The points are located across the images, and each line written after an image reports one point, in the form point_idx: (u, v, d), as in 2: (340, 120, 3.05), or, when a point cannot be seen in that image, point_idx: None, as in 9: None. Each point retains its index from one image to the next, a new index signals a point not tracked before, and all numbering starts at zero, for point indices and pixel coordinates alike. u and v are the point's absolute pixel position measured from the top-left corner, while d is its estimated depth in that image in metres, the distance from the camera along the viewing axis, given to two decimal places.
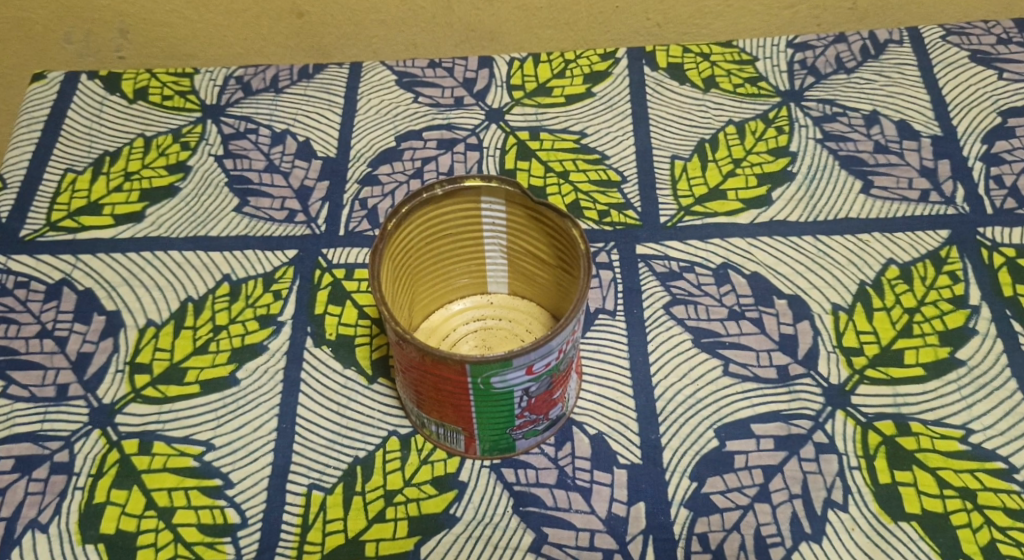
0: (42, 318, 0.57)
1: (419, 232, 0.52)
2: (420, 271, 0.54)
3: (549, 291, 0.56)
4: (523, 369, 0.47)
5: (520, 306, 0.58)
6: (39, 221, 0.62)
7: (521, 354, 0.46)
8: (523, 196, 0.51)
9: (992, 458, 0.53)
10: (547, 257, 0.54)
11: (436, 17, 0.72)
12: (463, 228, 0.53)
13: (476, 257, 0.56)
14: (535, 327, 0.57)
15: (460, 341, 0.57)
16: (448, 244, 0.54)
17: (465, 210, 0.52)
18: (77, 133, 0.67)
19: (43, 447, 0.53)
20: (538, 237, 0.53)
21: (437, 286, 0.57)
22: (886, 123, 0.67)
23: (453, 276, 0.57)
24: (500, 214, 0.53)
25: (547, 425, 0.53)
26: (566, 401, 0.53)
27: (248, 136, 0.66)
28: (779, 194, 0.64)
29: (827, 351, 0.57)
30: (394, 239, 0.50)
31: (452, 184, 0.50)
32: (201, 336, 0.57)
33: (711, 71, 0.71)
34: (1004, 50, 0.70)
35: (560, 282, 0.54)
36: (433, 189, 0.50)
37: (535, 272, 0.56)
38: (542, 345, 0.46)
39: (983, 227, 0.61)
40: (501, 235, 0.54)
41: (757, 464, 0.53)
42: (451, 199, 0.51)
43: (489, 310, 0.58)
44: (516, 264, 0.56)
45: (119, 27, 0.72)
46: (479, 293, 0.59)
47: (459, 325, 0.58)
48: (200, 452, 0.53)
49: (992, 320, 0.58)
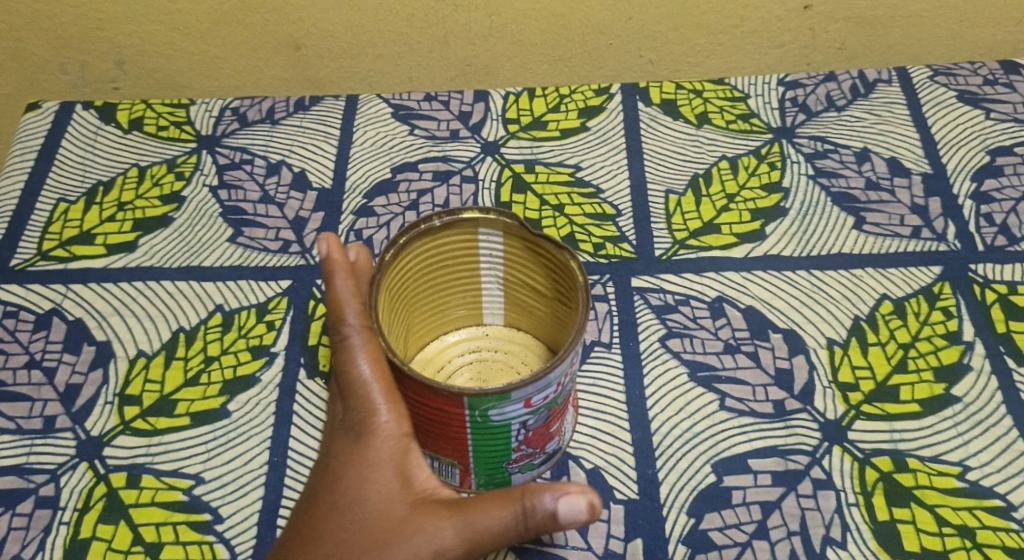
0: (30, 349, 0.56)
1: (416, 264, 0.51)
2: (417, 302, 0.54)
3: (543, 325, 0.56)
4: (521, 403, 0.47)
5: (516, 338, 0.58)
6: (30, 250, 0.61)
7: (519, 387, 0.45)
8: (522, 229, 0.51)
9: (990, 495, 0.53)
10: (545, 290, 0.53)
11: (432, 52, 0.74)
12: (460, 260, 0.53)
13: (472, 289, 0.55)
14: (532, 359, 0.57)
15: (456, 374, 0.56)
16: (445, 276, 0.54)
17: (462, 241, 0.52)
18: (71, 163, 0.66)
19: (28, 481, 0.52)
20: (536, 269, 0.52)
21: (432, 318, 0.56)
22: (878, 160, 0.68)
23: (446, 309, 0.56)
24: (497, 246, 0.52)
25: (543, 459, 0.53)
26: (562, 437, 0.53)
27: (244, 166, 0.66)
28: (773, 229, 0.64)
29: (823, 386, 0.57)
30: (391, 271, 0.49)
31: (451, 216, 0.50)
32: (192, 367, 0.56)
33: (704, 107, 0.71)
34: (990, 91, 0.71)
35: (557, 316, 0.54)
36: (431, 221, 0.50)
37: (533, 305, 0.55)
38: (541, 378, 0.45)
39: (975, 264, 0.62)
40: (499, 267, 0.54)
41: (754, 500, 0.53)
42: (449, 231, 0.51)
43: (485, 341, 0.58)
44: (513, 296, 0.56)
45: (114, 59, 0.74)
46: (474, 325, 0.58)
47: (454, 357, 0.57)
48: (190, 485, 0.52)
49: (986, 356, 0.58)
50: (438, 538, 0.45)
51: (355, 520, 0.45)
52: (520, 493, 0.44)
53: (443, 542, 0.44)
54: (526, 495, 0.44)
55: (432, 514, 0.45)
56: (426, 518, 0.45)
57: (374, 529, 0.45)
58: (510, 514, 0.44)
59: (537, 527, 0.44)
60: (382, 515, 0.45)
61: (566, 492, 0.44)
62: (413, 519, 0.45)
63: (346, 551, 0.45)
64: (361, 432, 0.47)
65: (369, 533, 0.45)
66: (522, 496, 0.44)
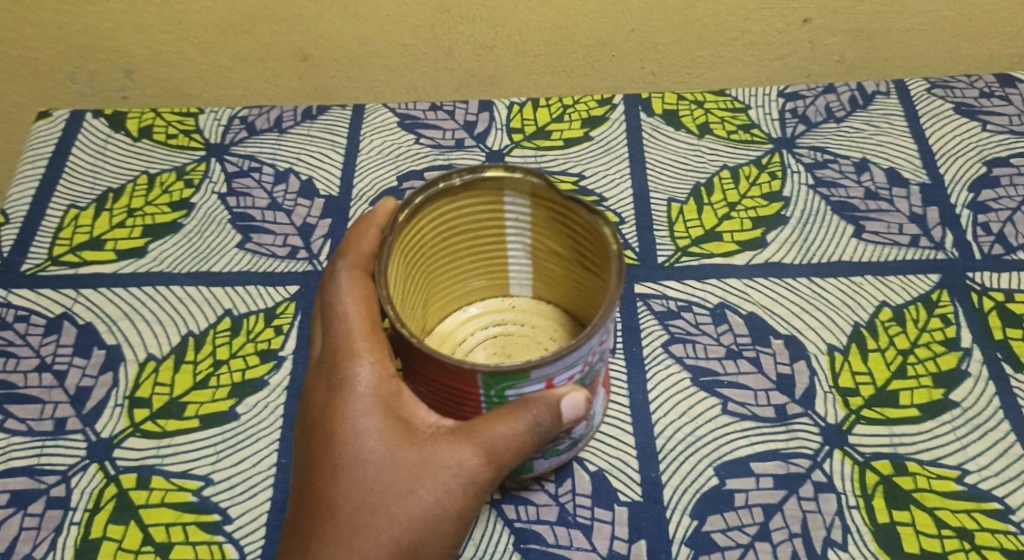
0: (41, 352, 0.57)
1: (438, 228, 0.52)
2: (438, 271, 0.54)
3: (565, 289, 0.56)
4: (542, 384, 0.46)
5: (542, 312, 0.58)
6: (41, 256, 0.62)
7: (538, 366, 0.45)
8: (545, 191, 0.50)
9: (989, 498, 0.54)
10: (569, 256, 0.54)
11: (437, 62, 0.75)
12: (485, 224, 0.53)
13: (497, 257, 0.56)
14: (554, 331, 0.57)
15: (475, 347, 0.57)
16: (465, 241, 0.54)
17: (485, 205, 0.52)
18: (81, 170, 0.67)
19: (39, 481, 0.52)
20: (562, 233, 0.52)
21: (456, 286, 0.57)
22: (876, 170, 0.69)
23: (466, 278, 0.57)
24: (523, 209, 0.52)
25: (569, 445, 0.52)
26: (589, 424, 0.53)
27: (252, 174, 0.67)
28: (774, 237, 0.65)
29: (824, 391, 0.58)
30: (409, 230, 0.49)
31: (472, 174, 0.50)
32: (201, 371, 0.56)
33: (705, 118, 0.72)
34: (986, 103, 0.72)
35: (580, 281, 0.55)
36: (452, 179, 0.50)
37: (558, 272, 0.56)
38: (562, 358, 0.45)
39: (972, 272, 0.63)
40: (524, 235, 0.54)
41: (757, 503, 0.54)
42: (470, 191, 0.50)
43: (511, 314, 0.58)
44: (538, 264, 0.56)
45: (124, 68, 0.76)
46: (501, 296, 0.59)
47: (479, 328, 0.58)
48: (199, 486, 0.52)
49: (984, 362, 0.59)
50: (459, 465, 0.47)
51: (367, 475, 0.47)
52: (524, 402, 0.46)
53: (466, 468, 0.47)
54: (530, 408, 0.46)
55: (446, 444, 0.47)
56: (440, 451, 0.47)
57: (390, 479, 0.47)
58: (523, 427, 0.46)
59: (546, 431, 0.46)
60: (392, 461, 0.47)
61: (566, 395, 0.46)
62: (428, 453, 0.47)
63: (369, 507, 0.46)
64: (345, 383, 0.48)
65: (387, 480, 0.47)
66: (526, 406, 0.46)
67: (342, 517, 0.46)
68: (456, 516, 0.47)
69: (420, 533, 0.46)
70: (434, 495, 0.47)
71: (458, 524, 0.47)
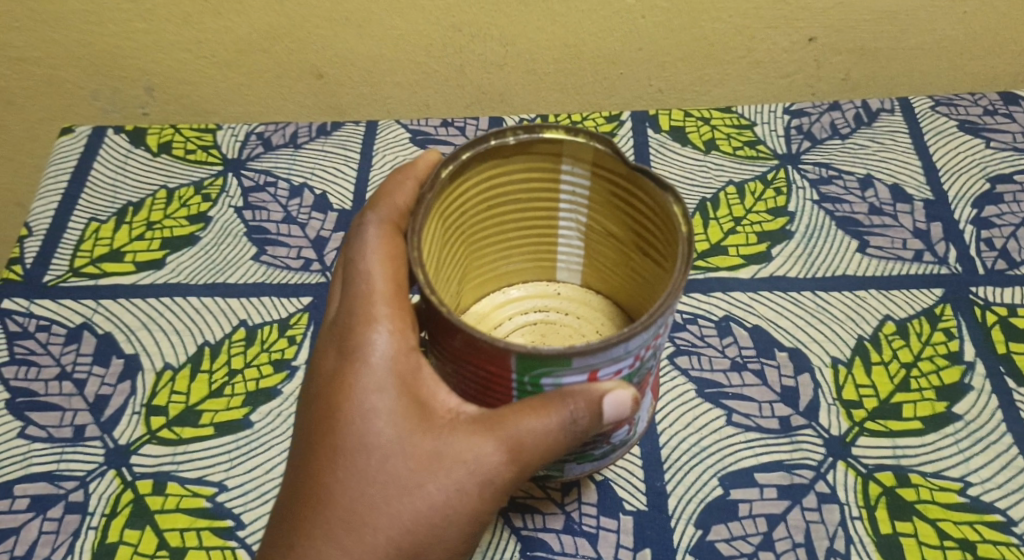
0: (62, 361, 0.59)
1: (486, 202, 0.52)
2: (480, 248, 0.55)
3: (614, 265, 0.56)
4: (584, 374, 0.44)
5: (590, 303, 0.59)
6: (63, 267, 0.64)
7: (582, 355, 0.43)
8: (603, 164, 0.50)
9: (991, 510, 0.54)
10: (622, 233, 0.53)
11: (448, 80, 0.76)
12: (533, 196, 0.53)
13: (543, 238, 0.56)
14: (597, 322, 0.58)
15: (513, 330, 0.58)
16: (514, 212, 0.53)
17: (537, 175, 0.51)
18: (102, 184, 0.69)
19: (58, 487, 0.54)
20: (616, 207, 0.52)
21: (498, 266, 0.58)
22: (880, 186, 0.70)
23: (512, 247, 0.57)
24: (580, 180, 0.51)
25: (609, 449, 0.51)
26: (634, 428, 0.51)
27: (268, 188, 0.68)
28: (778, 251, 0.66)
29: (828, 403, 0.58)
30: (455, 193, 0.48)
31: (528, 134, 0.48)
32: (217, 380, 0.58)
33: (712, 134, 0.74)
34: (990, 120, 0.73)
35: (631, 255, 0.54)
36: (505, 138, 0.48)
37: (607, 249, 0.55)
38: (608, 349, 0.43)
39: (975, 287, 0.64)
40: (578, 209, 0.53)
41: (760, 513, 0.54)
42: (519, 157, 0.50)
43: (554, 301, 0.59)
44: (588, 242, 0.56)
45: (144, 85, 0.78)
46: (548, 280, 0.60)
47: (521, 311, 0.59)
48: (213, 492, 0.54)
49: (987, 375, 0.59)
50: (477, 459, 0.46)
51: (379, 461, 0.46)
52: (560, 395, 0.44)
53: (485, 461, 0.46)
54: (566, 402, 0.44)
55: (466, 436, 0.46)
56: (459, 442, 0.46)
57: (398, 471, 0.46)
58: (555, 423, 0.45)
59: (581, 429, 0.45)
60: (406, 450, 0.47)
61: (610, 390, 0.44)
62: (446, 444, 0.46)
63: (375, 499, 0.46)
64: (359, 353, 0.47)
65: (395, 470, 0.46)
66: (564, 401, 0.44)
67: (342, 507, 0.46)
68: (467, 512, 0.47)
69: (428, 528, 0.46)
70: (446, 488, 0.46)
71: (468, 522, 0.47)
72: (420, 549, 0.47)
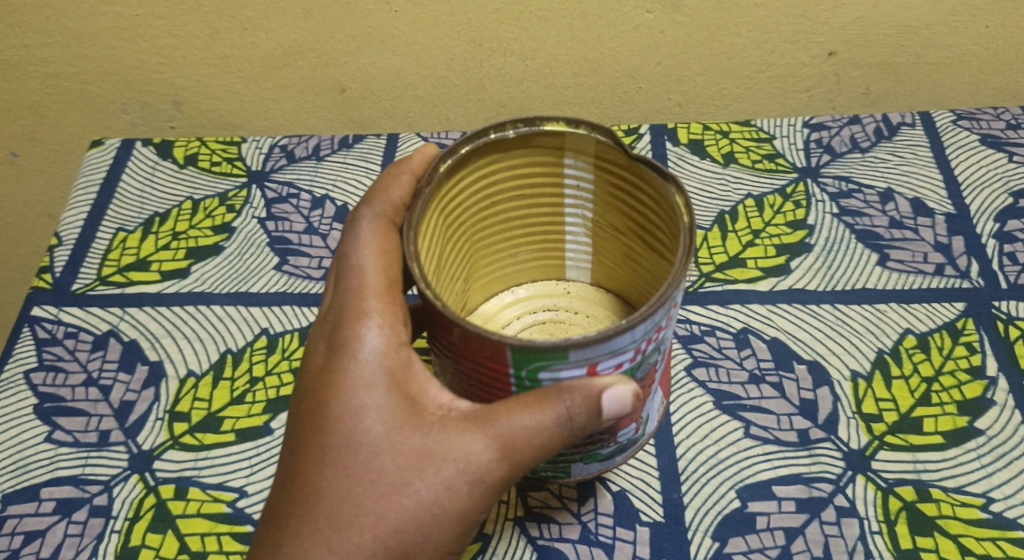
0: (88, 367, 0.60)
1: (490, 197, 0.52)
2: (485, 245, 0.56)
3: (619, 259, 0.57)
4: (583, 367, 0.44)
5: (596, 300, 0.60)
6: (91, 276, 0.65)
7: (578, 346, 0.43)
8: (604, 154, 0.50)
9: (1014, 527, 0.54)
10: (626, 225, 0.53)
11: (470, 94, 0.77)
12: (535, 190, 0.53)
13: (549, 234, 0.57)
14: (606, 320, 0.59)
15: (522, 329, 0.59)
16: (518, 206, 0.54)
17: (539, 168, 0.52)
18: (130, 196, 0.70)
19: (83, 491, 0.55)
20: (619, 198, 0.52)
21: (504, 265, 0.58)
22: (901, 200, 0.69)
23: (520, 243, 0.57)
24: (582, 173, 0.52)
25: (616, 450, 0.52)
26: (641, 427, 0.51)
27: (290, 200, 0.69)
28: (797, 264, 0.66)
29: (847, 417, 0.58)
30: (455, 187, 0.49)
31: (528, 127, 0.49)
32: (238, 387, 0.59)
33: (730, 148, 0.74)
34: (1013, 135, 0.73)
35: (635, 248, 0.54)
36: (505, 130, 0.49)
37: (612, 241, 0.56)
38: (605, 340, 0.43)
39: (998, 301, 0.63)
40: (583, 205, 0.54)
41: (778, 526, 0.54)
42: (520, 150, 0.50)
43: (565, 300, 0.60)
44: (594, 237, 0.56)
45: (172, 100, 0.80)
46: (556, 279, 0.60)
47: (528, 312, 0.59)
48: (234, 498, 0.54)
49: (1010, 391, 0.59)
50: (467, 458, 0.46)
51: (367, 459, 0.47)
52: (558, 389, 0.45)
53: (474, 459, 0.46)
54: (562, 396, 0.45)
55: (456, 433, 0.47)
56: (448, 440, 0.47)
57: (383, 469, 0.47)
58: (549, 420, 0.45)
59: (577, 425, 0.45)
60: (395, 447, 0.47)
61: (609, 385, 0.44)
62: (435, 441, 0.47)
63: (361, 497, 0.47)
64: (347, 349, 0.48)
65: (382, 468, 0.47)
66: (560, 396, 0.45)
67: (327, 505, 0.47)
68: (457, 512, 0.47)
69: (416, 527, 0.47)
70: (435, 487, 0.47)
71: (460, 521, 0.47)
72: (407, 550, 0.47)
